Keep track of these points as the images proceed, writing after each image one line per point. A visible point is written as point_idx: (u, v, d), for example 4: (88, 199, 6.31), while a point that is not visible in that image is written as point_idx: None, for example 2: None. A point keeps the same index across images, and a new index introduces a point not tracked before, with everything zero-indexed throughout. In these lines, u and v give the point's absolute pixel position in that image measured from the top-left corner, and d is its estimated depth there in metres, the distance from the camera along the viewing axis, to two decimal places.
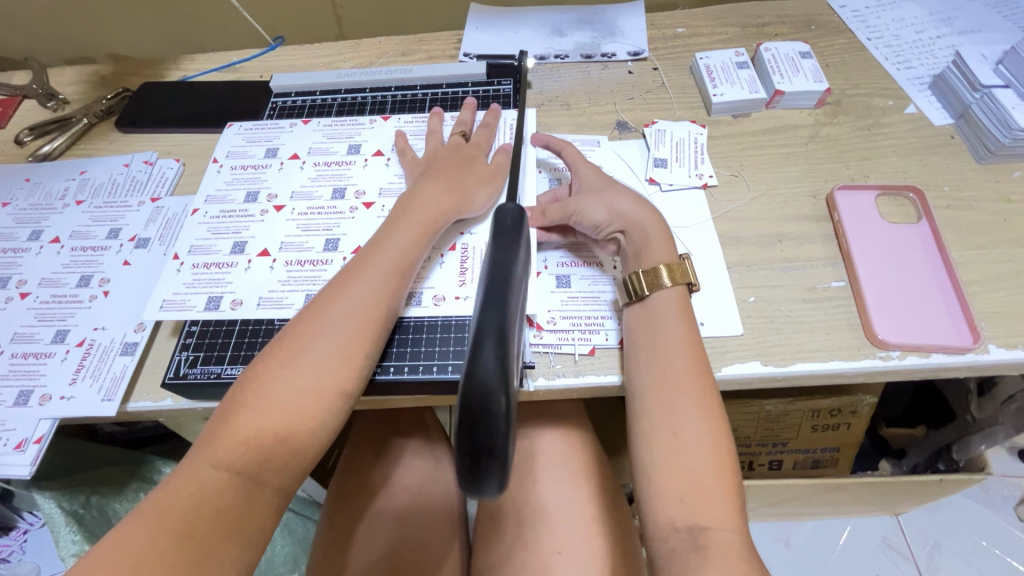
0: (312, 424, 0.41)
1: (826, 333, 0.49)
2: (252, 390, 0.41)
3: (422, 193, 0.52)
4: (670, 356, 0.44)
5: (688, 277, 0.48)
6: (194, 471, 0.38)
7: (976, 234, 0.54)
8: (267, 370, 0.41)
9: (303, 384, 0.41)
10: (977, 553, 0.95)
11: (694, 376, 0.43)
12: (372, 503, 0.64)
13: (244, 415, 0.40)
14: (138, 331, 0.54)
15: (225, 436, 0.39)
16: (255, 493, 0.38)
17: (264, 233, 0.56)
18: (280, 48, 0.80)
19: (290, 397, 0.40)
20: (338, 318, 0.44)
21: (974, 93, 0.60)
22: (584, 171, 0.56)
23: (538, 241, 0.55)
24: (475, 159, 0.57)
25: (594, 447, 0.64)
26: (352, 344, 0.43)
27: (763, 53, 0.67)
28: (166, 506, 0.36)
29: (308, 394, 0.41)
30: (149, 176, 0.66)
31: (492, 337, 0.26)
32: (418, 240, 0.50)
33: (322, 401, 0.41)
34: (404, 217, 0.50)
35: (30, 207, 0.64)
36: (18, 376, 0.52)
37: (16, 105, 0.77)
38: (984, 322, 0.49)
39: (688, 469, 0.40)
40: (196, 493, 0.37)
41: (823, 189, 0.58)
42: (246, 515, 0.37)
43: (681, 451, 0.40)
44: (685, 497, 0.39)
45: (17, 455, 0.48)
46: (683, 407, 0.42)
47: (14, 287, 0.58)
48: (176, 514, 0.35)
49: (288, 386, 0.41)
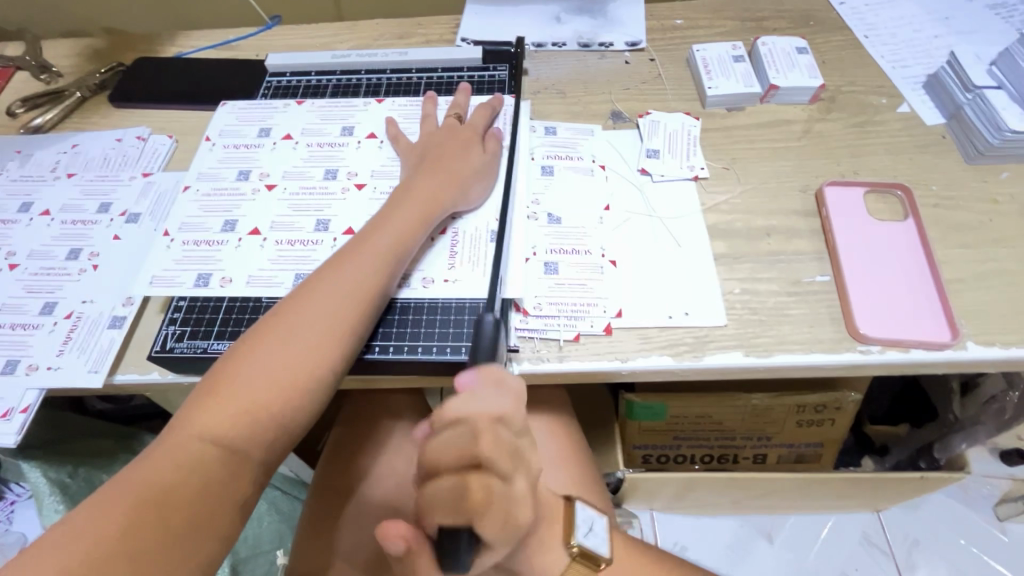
0: (298, 401, 0.41)
1: (808, 326, 0.50)
2: (241, 362, 0.41)
3: (419, 184, 0.53)
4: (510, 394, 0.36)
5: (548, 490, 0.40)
6: (182, 443, 0.38)
7: (961, 233, 0.55)
8: (256, 345, 0.42)
9: (290, 361, 0.42)
10: (954, 550, 0.97)
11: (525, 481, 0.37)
12: (358, 483, 0.65)
13: (230, 387, 0.40)
14: (125, 305, 0.54)
15: (212, 405, 0.39)
16: (240, 467, 0.39)
17: (255, 211, 0.56)
18: (277, 28, 0.79)
19: (274, 374, 0.41)
20: (332, 301, 0.45)
21: (966, 94, 0.61)
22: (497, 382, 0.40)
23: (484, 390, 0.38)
24: (470, 145, 0.58)
25: (577, 437, 0.66)
26: (346, 325, 0.44)
27: (760, 47, 0.67)
28: (159, 475, 0.36)
29: (294, 372, 0.41)
30: (141, 151, 0.66)
31: None
32: (413, 227, 0.50)
33: (306, 379, 0.42)
34: (402, 205, 0.52)
35: (22, 178, 0.64)
36: (6, 346, 0.52)
37: (9, 77, 0.76)
38: (964, 320, 0.50)
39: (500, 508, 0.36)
40: (183, 465, 0.37)
41: (813, 184, 0.59)
42: (233, 487, 0.38)
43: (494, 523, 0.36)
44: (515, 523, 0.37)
45: (2, 423, 0.49)
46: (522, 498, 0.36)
47: (3, 258, 0.58)
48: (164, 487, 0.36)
49: (276, 362, 0.41)
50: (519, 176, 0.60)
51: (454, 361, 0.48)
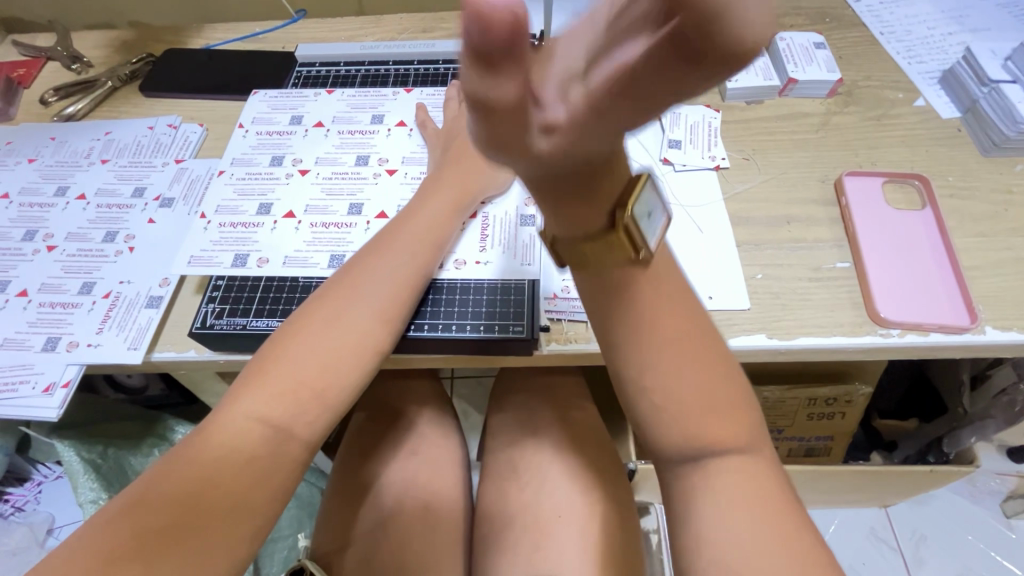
0: (342, 381, 0.43)
1: (829, 310, 0.51)
2: (286, 342, 0.42)
3: (452, 172, 0.55)
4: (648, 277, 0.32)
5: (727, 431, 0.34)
6: (228, 421, 0.38)
7: (977, 223, 0.56)
8: (300, 329, 0.43)
9: (336, 341, 0.43)
10: (964, 546, 0.98)
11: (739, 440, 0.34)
12: (380, 465, 0.67)
13: (281, 364, 0.41)
14: (162, 286, 0.55)
15: (263, 382, 0.40)
16: (284, 445, 0.39)
17: (289, 196, 0.58)
18: (302, 21, 0.81)
19: (322, 350, 0.43)
20: (374, 284, 0.46)
21: (982, 88, 0.62)
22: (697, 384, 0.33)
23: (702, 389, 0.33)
24: None
25: (596, 421, 0.67)
26: (389, 308, 0.46)
27: (778, 42, 0.69)
28: (216, 443, 0.37)
29: (339, 351, 0.43)
30: (173, 139, 0.68)
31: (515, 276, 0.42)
32: (448, 214, 0.52)
33: (350, 357, 0.44)
34: (437, 192, 0.53)
35: (56, 163, 0.66)
36: (46, 324, 0.54)
37: (40, 66, 0.78)
38: (982, 306, 0.51)
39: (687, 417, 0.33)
40: (240, 436, 0.38)
41: (831, 175, 0.60)
42: (278, 464, 0.39)
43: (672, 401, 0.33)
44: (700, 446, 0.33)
45: (45, 398, 0.50)
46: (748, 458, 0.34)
47: (42, 240, 0.60)
48: (221, 458, 0.37)
49: (324, 340, 0.43)
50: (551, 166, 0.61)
51: (486, 339, 0.50)
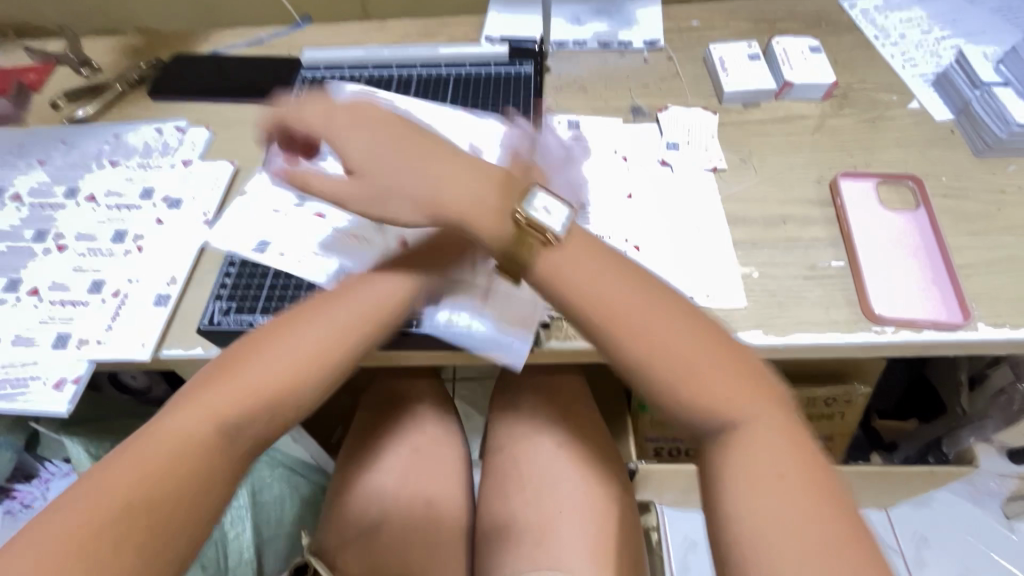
0: (284, 404, 0.41)
1: (825, 308, 0.52)
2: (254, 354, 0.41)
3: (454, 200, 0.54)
4: (572, 258, 0.44)
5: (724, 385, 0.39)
6: (176, 428, 0.37)
7: (970, 222, 0.57)
8: (274, 343, 0.42)
9: (283, 361, 0.41)
10: (964, 547, 0.98)
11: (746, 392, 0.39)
12: (382, 462, 0.68)
13: (222, 382, 0.40)
14: (170, 284, 0.56)
15: (193, 403, 0.39)
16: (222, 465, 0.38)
17: (293, 195, 0.59)
18: (307, 27, 0.83)
19: (265, 371, 0.41)
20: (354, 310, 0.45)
21: (975, 90, 0.63)
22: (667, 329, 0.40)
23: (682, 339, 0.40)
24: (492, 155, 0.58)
25: (597, 419, 0.68)
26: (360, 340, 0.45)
27: (774, 46, 0.70)
28: (133, 463, 0.35)
29: (285, 373, 0.41)
30: (181, 142, 0.69)
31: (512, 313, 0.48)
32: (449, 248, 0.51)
33: (294, 381, 0.41)
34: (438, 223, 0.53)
35: (67, 165, 0.67)
36: (57, 321, 0.55)
37: (51, 72, 0.79)
38: (975, 303, 0.52)
39: (693, 377, 0.39)
40: (166, 452, 0.36)
41: (826, 176, 0.61)
42: (210, 484, 0.37)
43: (675, 364, 0.39)
44: (709, 404, 0.38)
45: (56, 393, 0.51)
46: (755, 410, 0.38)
47: (53, 240, 0.61)
48: (140, 478, 0.34)
49: (271, 360, 0.41)
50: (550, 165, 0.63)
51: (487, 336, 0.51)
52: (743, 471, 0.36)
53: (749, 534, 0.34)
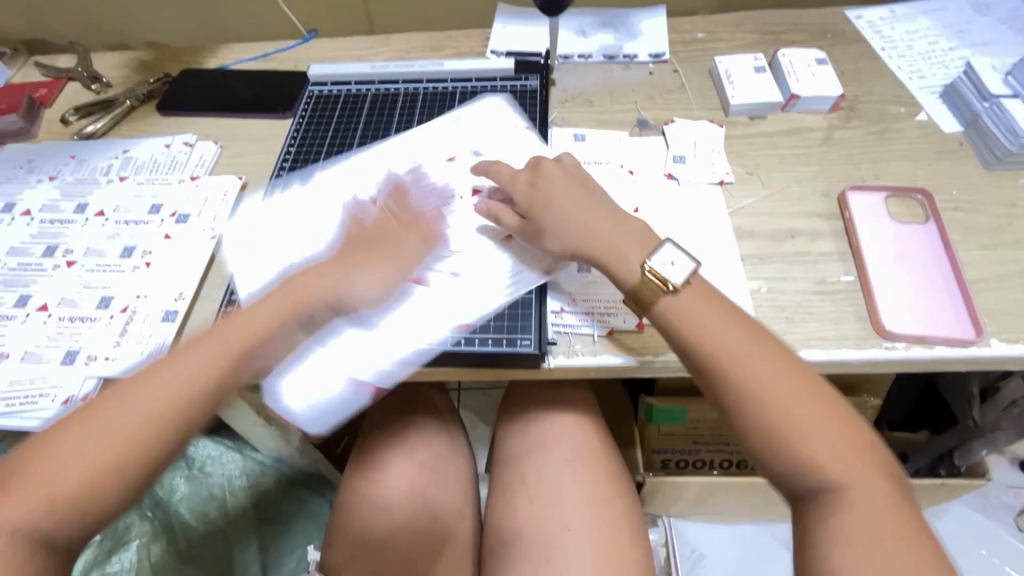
0: (183, 418, 0.42)
1: (834, 323, 0.52)
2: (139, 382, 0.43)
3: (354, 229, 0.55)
4: (688, 303, 0.46)
5: (788, 404, 0.42)
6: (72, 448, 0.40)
7: (980, 236, 0.56)
8: (164, 369, 0.43)
9: (201, 368, 0.44)
10: (979, 561, 0.96)
11: (812, 400, 0.42)
12: (382, 477, 0.67)
13: (143, 385, 0.43)
14: (178, 300, 0.57)
15: (114, 408, 0.42)
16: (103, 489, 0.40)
17: (290, 211, 0.60)
18: (314, 41, 0.83)
19: (154, 399, 0.42)
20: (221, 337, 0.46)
21: (983, 102, 0.63)
22: (730, 339, 0.44)
23: (744, 347, 0.44)
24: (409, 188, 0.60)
25: (604, 433, 0.68)
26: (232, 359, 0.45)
27: (781, 58, 0.70)
28: (56, 461, 0.39)
29: (198, 378, 0.43)
30: (189, 156, 0.70)
31: (533, 319, 0.52)
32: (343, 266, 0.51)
33: (200, 390, 0.43)
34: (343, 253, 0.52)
35: (76, 180, 0.68)
36: (65, 337, 0.55)
37: (62, 86, 0.80)
38: (987, 319, 0.51)
39: (801, 437, 0.41)
40: (84, 458, 0.40)
41: (834, 189, 0.61)
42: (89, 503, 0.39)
43: (785, 423, 0.41)
44: (814, 463, 0.40)
45: (64, 409, 0.51)
46: (823, 429, 0.41)
47: (62, 255, 0.61)
48: (62, 477, 0.39)
49: (194, 364, 0.44)
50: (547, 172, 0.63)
51: (494, 352, 0.50)
52: (837, 534, 0.38)
53: (841, 544, 0.38)
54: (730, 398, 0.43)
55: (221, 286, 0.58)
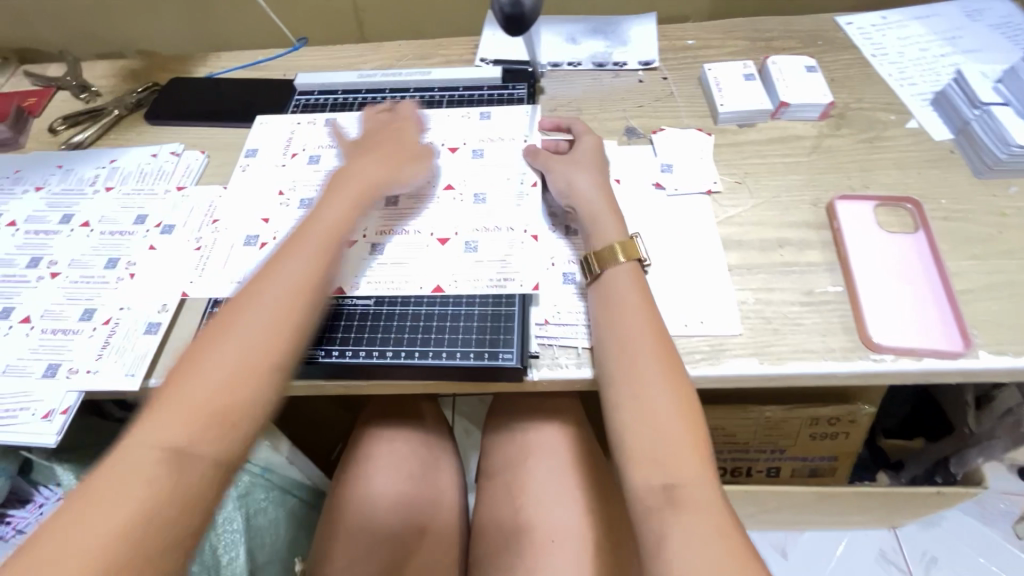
0: (305, 311, 0.46)
1: (821, 335, 0.51)
2: (205, 355, 0.42)
3: (355, 168, 0.57)
4: (615, 279, 0.50)
5: (653, 401, 0.43)
6: (146, 439, 0.38)
7: (971, 246, 0.56)
8: (219, 338, 0.43)
9: (303, 266, 0.47)
10: (975, 568, 0.95)
11: (675, 398, 0.43)
12: (369, 488, 0.66)
13: (253, 301, 0.45)
14: (161, 312, 0.56)
15: (229, 331, 0.43)
16: (188, 466, 0.38)
17: (275, 221, 0.60)
18: (303, 49, 0.83)
19: (228, 364, 0.41)
20: (273, 292, 0.45)
21: (974, 110, 0.62)
22: (630, 325, 0.47)
23: (630, 338, 0.47)
24: (405, 139, 0.61)
25: (596, 443, 0.67)
26: (284, 312, 0.45)
27: (770, 66, 0.69)
28: (194, 386, 0.40)
29: (305, 275, 0.47)
30: (175, 166, 0.69)
31: (516, 333, 0.52)
32: (349, 207, 0.53)
33: (314, 286, 0.47)
34: (337, 191, 0.54)
35: (63, 191, 0.68)
36: (47, 350, 0.55)
37: (51, 95, 0.80)
38: (976, 331, 0.50)
39: (653, 429, 0.42)
40: (223, 376, 0.41)
41: (823, 198, 0.60)
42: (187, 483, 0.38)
43: (646, 412, 0.43)
44: (658, 456, 0.41)
45: (44, 424, 0.51)
46: (674, 428, 0.42)
47: (46, 266, 0.61)
48: (202, 398, 0.40)
49: (292, 268, 0.47)
50: (527, 172, 0.62)
51: (477, 366, 0.50)
52: (661, 527, 0.39)
53: (673, 543, 0.38)
54: (608, 384, 0.46)
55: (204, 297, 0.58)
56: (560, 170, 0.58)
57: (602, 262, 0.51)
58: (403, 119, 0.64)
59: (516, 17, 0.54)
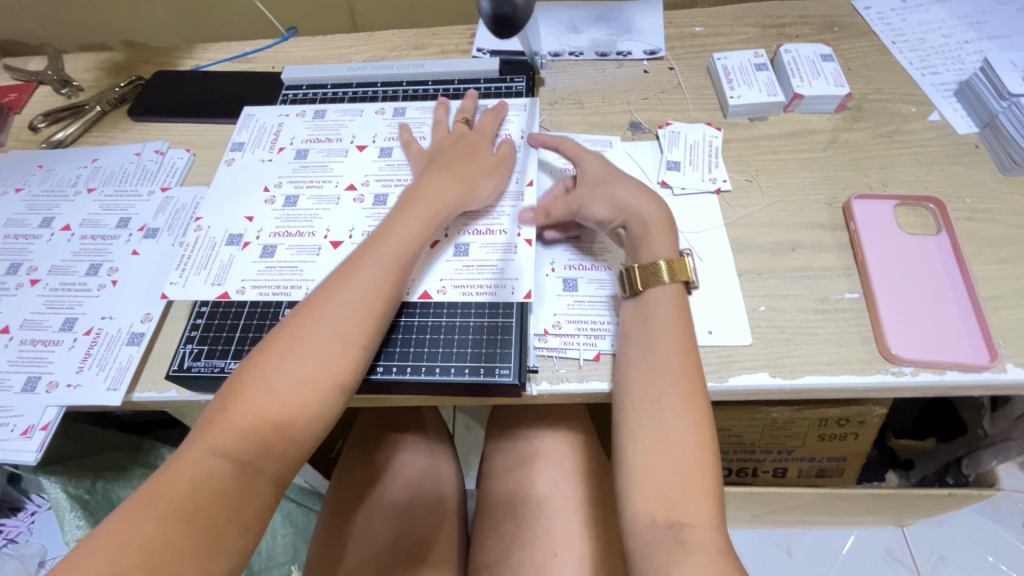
0: (367, 337, 0.43)
1: (837, 346, 0.48)
2: (263, 370, 0.40)
3: (428, 183, 0.53)
4: (654, 300, 0.47)
5: (675, 435, 0.40)
6: (195, 457, 0.37)
7: (997, 248, 0.52)
8: (279, 354, 0.41)
9: (370, 288, 0.45)
10: (981, 567, 0.93)
11: (699, 437, 0.40)
12: (368, 498, 0.64)
13: (317, 320, 0.42)
14: (144, 322, 0.54)
15: (288, 350, 0.41)
16: (251, 482, 0.37)
17: (259, 222, 0.58)
18: (293, 39, 0.79)
19: (291, 385, 0.40)
20: (337, 311, 0.43)
21: (1002, 102, 0.59)
22: (666, 343, 0.44)
23: (665, 357, 0.44)
24: (479, 149, 0.57)
25: (601, 452, 0.64)
26: (352, 335, 0.43)
27: (783, 55, 0.65)
28: (254, 403, 0.39)
29: (372, 297, 0.45)
30: (160, 166, 0.66)
31: (514, 346, 0.49)
32: (421, 229, 0.50)
33: (377, 312, 0.45)
34: (411, 205, 0.51)
35: (43, 193, 0.65)
36: (26, 362, 0.53)
37: (31, 91, 0.77)
38: (1002, 341, 0.48)
39: (666, 463, 0.40)
40: (280, 399, 0.39)
41: (839, 198, 0.57)
42: (237, 508, 0.36)
43: (662, 446, 0.40)
44: (667, 493, 0.39)
45: (24, 441, 0.49)
46: (689, 468, 0.39)
47: (25, 273, 0.59)
48: (258, 419, 0.38)
49: (361, 287, 0.45)
50: (523, 171, 0.59)
51: (473, 381, 0.48)
52: (662, 561, 0.37)
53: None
54: (627, 409, 0.43)
55: (188, 307, 0.55)
56: (591, 199, 0.52)
57: (646, 279, 0.47)
58: (477, 131, 0.59)
59: (506, 17, 0.46)
